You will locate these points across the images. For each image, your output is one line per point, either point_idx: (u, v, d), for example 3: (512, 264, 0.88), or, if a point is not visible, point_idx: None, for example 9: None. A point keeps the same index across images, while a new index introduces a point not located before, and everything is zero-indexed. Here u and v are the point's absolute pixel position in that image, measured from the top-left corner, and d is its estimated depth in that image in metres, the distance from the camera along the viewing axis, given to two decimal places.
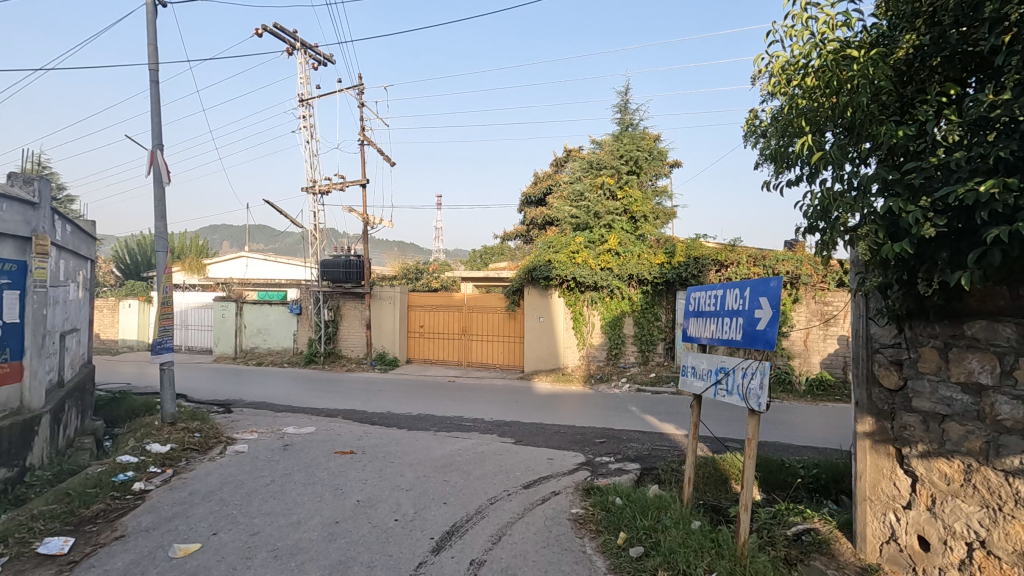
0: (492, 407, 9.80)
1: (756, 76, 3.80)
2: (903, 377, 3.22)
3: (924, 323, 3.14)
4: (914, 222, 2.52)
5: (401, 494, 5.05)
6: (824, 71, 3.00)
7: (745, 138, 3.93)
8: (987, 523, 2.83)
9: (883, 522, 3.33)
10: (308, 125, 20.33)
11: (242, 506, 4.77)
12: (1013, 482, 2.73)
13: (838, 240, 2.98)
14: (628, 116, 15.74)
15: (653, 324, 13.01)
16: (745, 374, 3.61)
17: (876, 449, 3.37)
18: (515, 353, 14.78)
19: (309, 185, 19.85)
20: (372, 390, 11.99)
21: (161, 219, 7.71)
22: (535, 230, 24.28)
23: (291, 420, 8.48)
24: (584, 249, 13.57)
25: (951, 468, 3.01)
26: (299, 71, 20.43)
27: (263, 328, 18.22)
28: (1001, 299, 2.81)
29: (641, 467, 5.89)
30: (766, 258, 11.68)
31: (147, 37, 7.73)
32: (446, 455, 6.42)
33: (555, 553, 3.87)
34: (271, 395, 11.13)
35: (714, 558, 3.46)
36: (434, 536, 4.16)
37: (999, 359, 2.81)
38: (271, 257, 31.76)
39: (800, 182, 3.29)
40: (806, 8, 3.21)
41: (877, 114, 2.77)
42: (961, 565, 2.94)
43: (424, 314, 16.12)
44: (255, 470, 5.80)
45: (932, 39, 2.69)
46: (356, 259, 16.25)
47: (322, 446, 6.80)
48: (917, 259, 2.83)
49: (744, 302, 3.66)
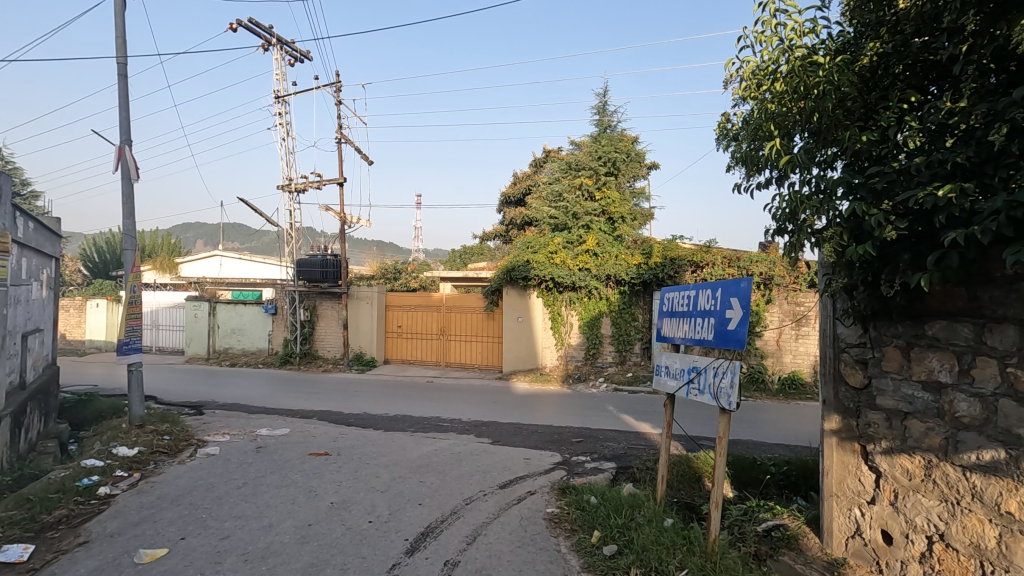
0: (470, 407, 9.80)
1: (727, 81, 3.86)
2: (868, 376, 3.33)
3: (888, 324, 3.23)
4: (876, 225, 2.59)
5: (375, 496, 5.01)
6: (791, 76, 3.07)
7: (717, 142, 3.98)
8: (945, 516, 2.91)
9: (849, 517, 3.44)
10: (285, 122, 20.01)
11: (211, 509, 4.69)
12: (969, 477, 2.81)
13: (805, 242, 3.05)
14: (606, 117, 15.88)
15: (631, 325, 13.13)
16: (716, 374, 3.67)
17: (842, 446, 3.48)
18: (493, 353, 14.78)
19: (284, 182, 19.55)
20: (349, 391, 11.86)
21: (129, 216, 7.51)
22: (513, 230, 24.33)
23: (265, 422, 8.35)
24: (563, 249, 13.54)
25: (912, 464, 3.09)
26: (275, 67, 20.10)
27: (237, 329, 17.87)
28: (959, 300, 2.87)
29: (617, 466, 5.92)
30: (741, 259, 11.88)
31: (115, 30, 7.53)
32: (423, 456, 6.39)
33: (529, 552, 3.87)
34: (245, 396, 10.96)
35: (685, 555, 3.51)
36: (408, 537, 4.13)
37: (957, 358, 2.89)
38: (246, 257, 31.25)
39: (768, 185, 3.36)
40: (774, 14, 3.28)
41: (841, 120, 2.84)
42: (921, 558, 3.03)
43: (402, 314, 16.00)
44: (227, 473, 5.70)
45: (894, 47, 2.76)
46: (333, 258, 16.07)
47: (296, 448, 6.70)
48: (880, 262, 2.91)
49: (716, 302, 3.72)
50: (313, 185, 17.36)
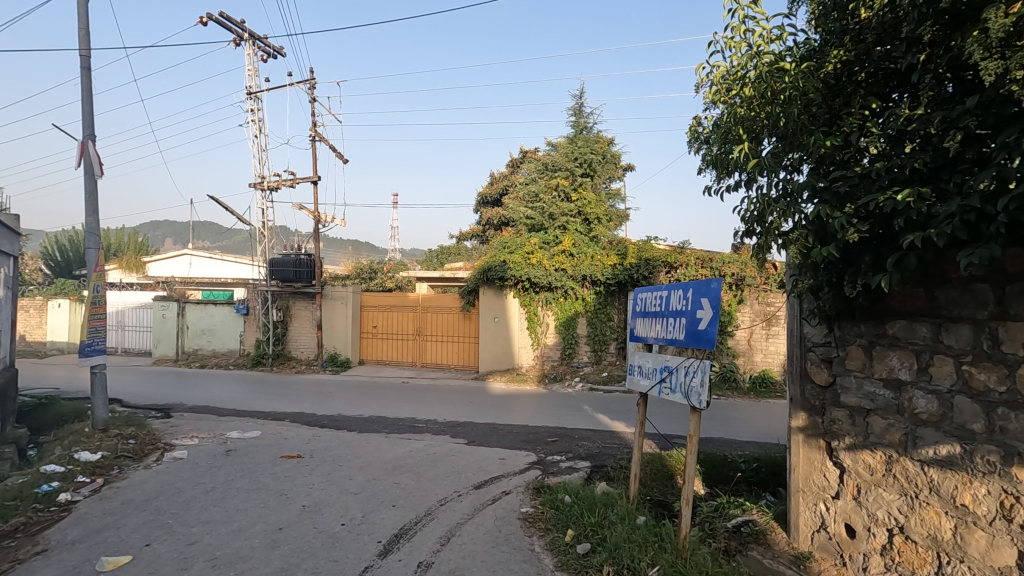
0: (446, 408, 9.77)
1: (698, 85, 3.93)
2: (832, 374, 3.42)
3: (851, 324, 3.33)
4: (839, 228, 2.67)
5: (349, 498, 4.95)
6: (759, 81, 3.14)
7: (688, 144, 4.04)
8: (905, 510, 3.00)
9: (814, 512, 3.53)
10: (257, 119, 19.63)
11: (178, 514, 4.57)
12: (927, 471, 2.91)
13: (772, 244, 3.12)
14: (582, 119, 16.01)
15: (606, 325, 13.24)
16: (687, 372, 3.73)
17: (808, 443, 3.57)
18: (469, 354, 14.75)
19: (257, 180, 19.18)
20: (323, 392, 11.70)
21: (93, 214, 7.28)
22: (490, 230, 24.32)
23: (235, 424, 8.18)
24: (539, 249, 13.61)
25: (874, 459, 3.19)
26: (248, 63, 19.70)
27: (207, 329, 17.46)
28: (918, 300, 2.96)
29: (591, 465, 5.98)
30: (713, 260, 12.09)
31: (78, 21, 7.30)
32: (398, 457, 6.34)
33: (503, 552, 3.87)
34: (215, 398, 10.72)
35: (657, 552, 3.56)
36: (381, 539, 4.10)
37: (916, 357, 2.98)
38: (217, 255, 30.61)
39: (737, 187, 3.42)
40: (743, 20, 3.35)
41: (807, 124, 2.90)
42: (882, 550, 3.13)
43: (378, 315, 15.85)
44: (195, 477, 5.57)
45: (856, 54, 2.83)
46: (307, 258, 15.86)
47: (268, 451, 6.59)
48: (844, 263, 2.99)
49: (687, 303, 3.78)
50: (287, 183, 17.09)
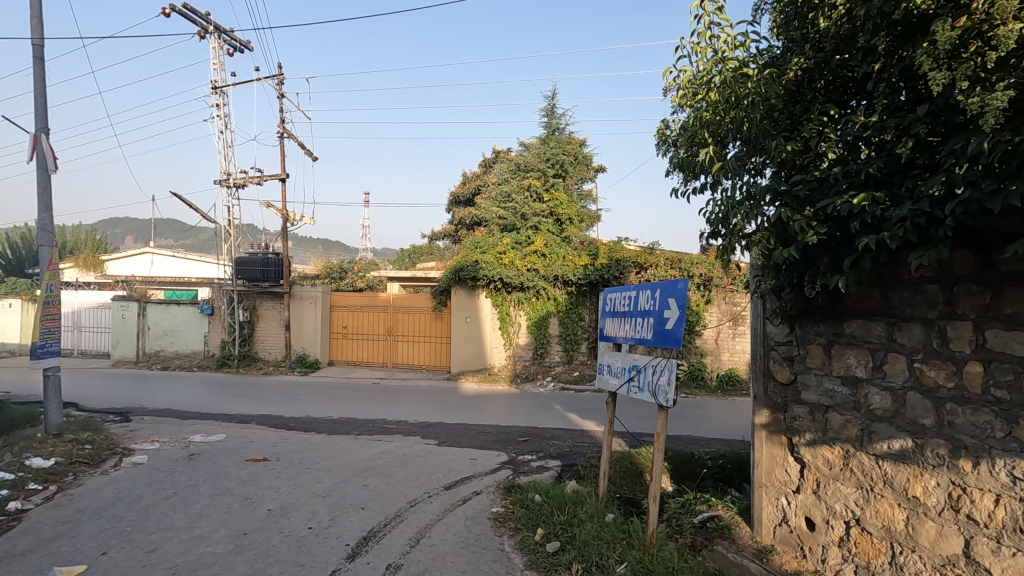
0: (417, 409, 9.71)
1: (666, 88, 3.99)
2: (794, 372, 3.54)
3: (812, 323, 3.44)
4: (799, 230, 2.75)
5: (316, 501, 4.88)
6: (724, 87, 3.22)
7: (657, 147, 4.10)
8: (861, 502, 3.12)
9: (776, 506, 3.65)
10: (223, 114, 19.11)
11: (137, 521, 4.42)
12: (881, 464, 3.02)
13: (736, 245, 3.21)
14: (554, 120, 16.14)
15: (577, 325, 13.35)
16: (655, 371, 3.79)
17: (771, 439, 3.69)
18: (441, 354, 14.68)
19: (222, 176, 18.69)
20: (291, 394, 11.49)
21: (46, 210, 6.98)
22: (462, 230, 24.25)
23: (198, 428, 7.96)
24: (510, 249, 13.61)
25: (832, 454, 3.30)
26: (212, 56, 19.15)
27: (170, 330, 16.94)
28: (873, 301, 3.07)
29: (562, 464, 6.03)
30: (682, 261, 12.30)
31: (30, 9, 6.99)
32: (368, 459, 6.27)
33: (473, 552, 3.88)
34: (177, 401, 10.42)
35: (625, 549, 3.62)
36: (349, 542, 4.05)
37: (872, 355, 3.10)
38: (181, 254, 29.77)
39: (703, 190, 3.50)
40: (709, 26, 3.42)
41: (769, 129, 2.97)
42: (839, 541, 3.24)
43: (348, 315, 15.62)
44: (155, 482, 5.40)
45: (816, 63, 2.91)
46: (274, 257, 15.54)
47: (232, 454, 6.44)
48: (804, 264, 3.10)
49: (655, 302, 3.85)
50: (254, 180, 16.70)
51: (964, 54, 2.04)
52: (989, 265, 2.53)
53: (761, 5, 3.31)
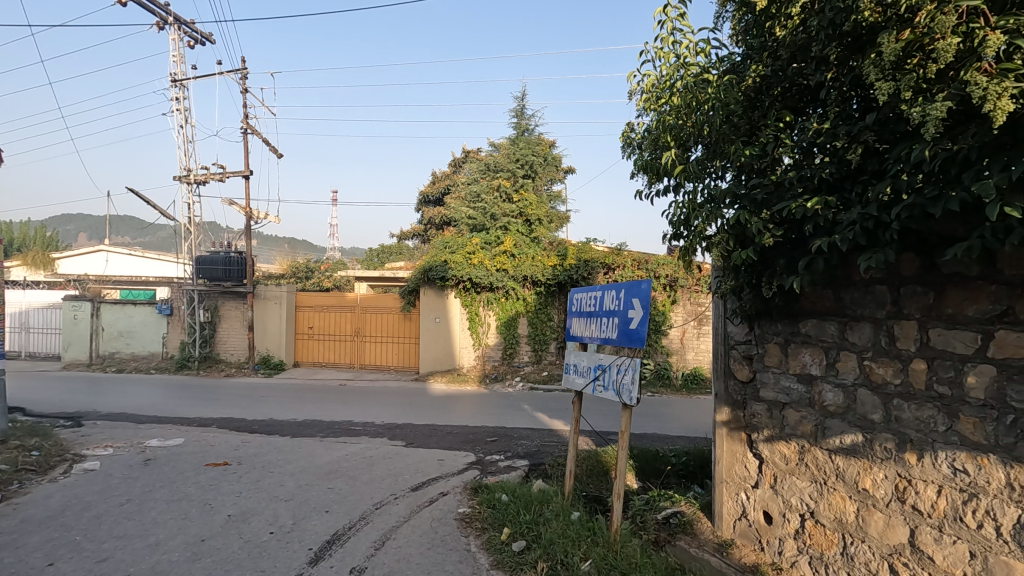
0: (384, 410, 9.61)
1: (631, 92, 4.06)
2: (753, 370, 3.64)
3: (769, 323, 3.55)
4: (757, 232, 2.84)
5: (279, 505, 4.77)
6: (686, 91, 3.29)
7: (622, 150, 4.16)
8: (815, 496, 3.22)
9: (736, 501, 3.75)
10: (183, 109, 18.52)
11: (88, 530, 4.25)
12: (834, 459, 3.13)
13: (697, 246, 3.28)
14: (524, 121, 16.29)
15: (546, 325, 13.42)
16: (619, 370, 3.85)
17: (731, 436, 3.79)
18: (410, 355, 14.58)
19: (182, 172, 18.10)
20: (254, 396, 11.22)
21: None
22: (432, 230, 24.13)
23: (155, 432, 7.68)
24: (480, 249, 13.55)
25: (788, 449, 3.41)
26: (172, 48, 18.50)
27: (126, 331, 16.33)
28: (827, 301, 3.18)
29: (529, 463, 6.07)
30: (649, 262, 12.52)
31: None
32: (333, 461, 6.17)
33: (439, 553, 3.86)
34: (133, 405, 10.04)
35: (590, 546, 3.67)
36: (313, 546, 3.98)
37: (825, 353, 3.21)
38: (138, 252, 28.76)
39: (666, 192, 3.57)
40: (672, 32, 3.48)
41: (729, 134, 3.06)
42: (795, 534, 3.35)
43: (314, 315, 15.33)
44: (108, 489, 5.19)
45: (773, 70, 2.99)
46: (237, 255, 15.27)
47: (191, 459, 6.24)
48: (762, 266, 3.20)
49: (619, 303, 3.91)
50: (216, 177, 16.24)
51: (908, 65, 2.13)
52: (932, 267, 2.65)
53: (722, 11, 3.39)
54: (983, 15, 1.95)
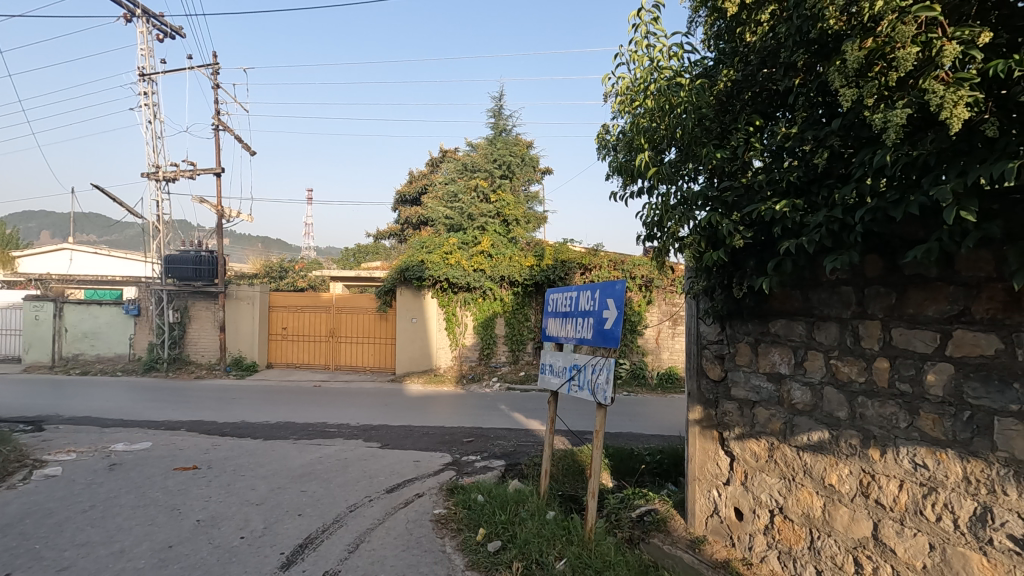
0: (359, 411, 9.51)
1: (606, 95, 4.09)
2: (724, 369, 3.71)
3: (741, 323, 3.62)
4: (727, 234, 2.90)
5: (249, 510, 4.68)
6: (659, 95, 3.34)
7: (597, 151, 4.19)
8: (783, 492, 3.30)
9: (708, 498, 3.82)
10: (152, 104, 18.03)
11: (48, 538, 4.11)
12: (802, 456, 3.20)
13: (670, 247, 3.33)
14: (502, 121, 16.30)
15: (524, 325, 13.44)
16: (594, 370, 3.88)
17: (704, 434, 3.86)
18: (386, 355, 14.47)
19: (151, 169, 17.63)
20: (226, 398, 11.00)
21: None
22: (409, 230, 23.99)
23: (121, 436, 7.46)
24: (457, 249, 13.49)
25: (758, 447, 3.48)
26: (140, 41, 18.00)
27: (91, 332, 15.84)
28: (795, 301, 3.27)
29: (506, 463, 6.07)
30: (625, 263, 12.63)
31: None
32: (306, 464, 6.08)
33: (414, 555, 3.83)
34: (98, 408, 9.74)
35: (564, 545, 3.70)
36: (285, 551, 3.92)
37: (794, 352, 3.29)
38: (103, 250, 27.95)
39: (640, 194, 3.61)
40: (646, 36, 3.52)
41: (701, 137, 3.12)
42: (764, 529, 3.42)
43: (288, 315, 15.08)
44: (70, 496, 5.02)
45: (744, 75, 3.05)
46: (208, 255, 14.91)
47: (159, 463, 6.08)
48: (732, 267, 3.26)
49: (594, 303, 3.94)
50: (185, 174, 15.86)
51: (870, 73, 2.19)
52: (895, 269, 2.73)
53: (694, 17, 3.45)
54: (941, 25, 2.02)
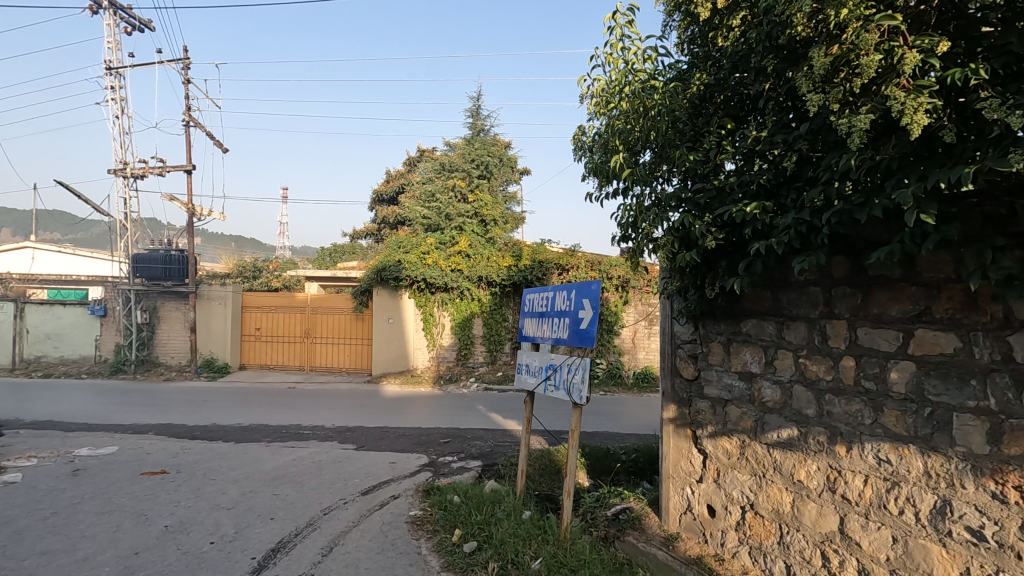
0: (335, 413, 9.38)
1: (581, 96, 4.11)
2: (697, 368, 3.77)
3: (713, 323, 3.69)
4: (700, 235, 2.95)
5: (220, 514, 4.59)
6: (634, 98, 3.37)
7: (574, 152, 4.21)
8: (754, 488, 3.36)
9: (682, 495, 3.87)
10: (119, 98, 17.54)
11: (6, 547, 3.96)
12: (772, 453, 3.27)
13: (644, 248, 3.37)
14: (479, 121, 16.29)
15: (501, 325, 13.44)
16: (570, 370, 3.89)
17: (677, 432, 3.91)
18: (362, 356, 14.31)
19: (118, 165, 17.12)
20: (197, 400, 10.75)
21: None
22: (386, 229, 23.78)
23: (86, 441, 7.23)
24: (434, 249, 13.42)
25: (730, 444, 3.55)
26: (107, 34, 17.48)
27: (54, 333, 15.32)
28: (766, 301, 3.33)
29: (483, 464, 6.06)
30: (602, 263, 12.72)
31: None
32: (280, 467, 5.98)
33: (389, 558, 3.80)
34: (62, 412, 9.43)
35: (540, 544, 3.71)
36: (256, 555, 3.85)
37: (764, 352, 3.36)
38: (67, 249, 27.04)
39: (615, 195, 3.64)
40: (620, 38, 3.55)
41: (674, 140, 3.16)
42: (736, 526, 3.48)
43: (261, 316, 14.80)
44: (31, 502, 4.85)
45: (716, 80, 3.11)
46: (179, 255, 14.73)
47: (125, 468, 5.91)
48: (705, 267, 3.31)
49: (570, 303, 3.96)
50: (155, 171, 15.46)
51: (836, 80, 2.25)
52: (860, 269, 2.81)
53: (669, 21, 3.49)
54: (902, 34, 2.08)
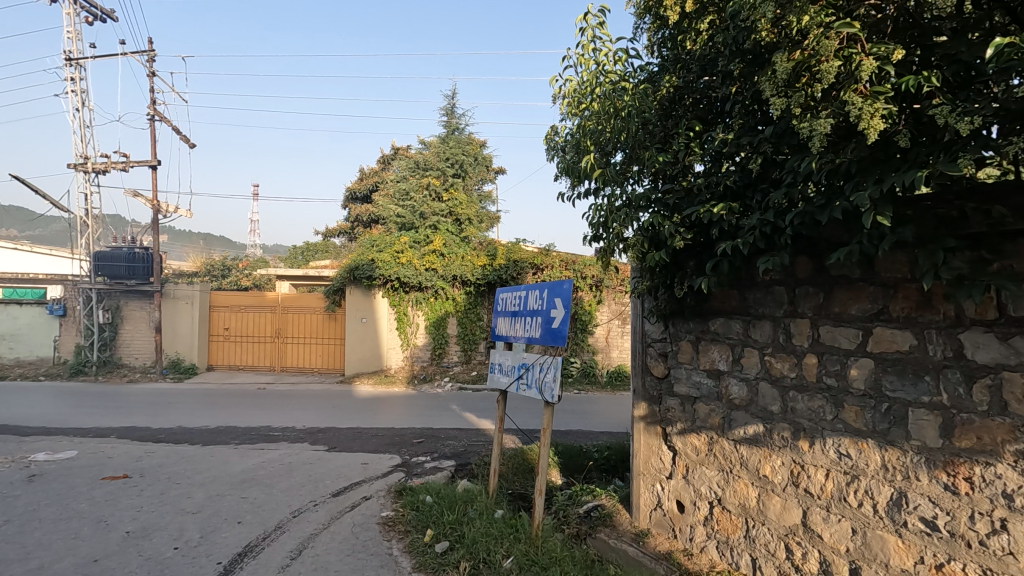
0: (306, 414, 9.23)
1: (553, 96, 4.13)
2: (667, 367, 3.83)
3: (682, 321, 3.75)
4: (669, 235, 2.99)
5: (185, 519, 4.47)
6: (605, 98, 3.40)
7: (546, 152, 4.23)
8: (721, 483, 3.43)
9: (652, 492, 3.93)
10: (79, 90, 16.91)
11: None
12: (739, 449, 3.34)
13: (615, 248, 3.40)
14: (454, 120, 16.21)
15: (475, 324, 13.41)
16: (541, 369, 3.91)
17: (648, 430, 3.97)
18: (335, 356, 14.12)
19: (78, 160, 16.50)
20: (162, 402, 10.46)
21: None
22: (359, 227, 23.49)
23: (42, 446, 6.95)
24: (408, 249, 13.31)
25: (698, 441, 3.61)
26: (66, 23, 16.83)
27: (9, 334, 14.71)
28: (733, 301, 3.41)
29: (456, 464, 6.04)
30: (576, 263, 12.80)
31: None
32: (248, 470, 5.86)
33: (359, 560, 3.76)
34: (17, 416, 9.05)
35: (512, 542, 3.72)
36: (222, 560, 3.76)
37: (731, 350, 3.43)
38: (23, 246, 25.92)
39: (586, 195, 3.67)
40: (591, 39, 3.59)
41: (644, 141, 3.20)
42: (704, 521, 3.54)
43: (230, 315, 14.48)
44: None
45: (684, 82, 3.16)
46: (143, 253, 14.27)
47: (85, 473, 5.71)
48: (674, 267, 3.36)
49: (543, 302, 3.98)
50: (117, 166, 14.95)
51: (799, 84, 2.30)
52: (823, 269, 2.89)
53: (639, 23, 3.54)
54: (860, 41, 2.14)
